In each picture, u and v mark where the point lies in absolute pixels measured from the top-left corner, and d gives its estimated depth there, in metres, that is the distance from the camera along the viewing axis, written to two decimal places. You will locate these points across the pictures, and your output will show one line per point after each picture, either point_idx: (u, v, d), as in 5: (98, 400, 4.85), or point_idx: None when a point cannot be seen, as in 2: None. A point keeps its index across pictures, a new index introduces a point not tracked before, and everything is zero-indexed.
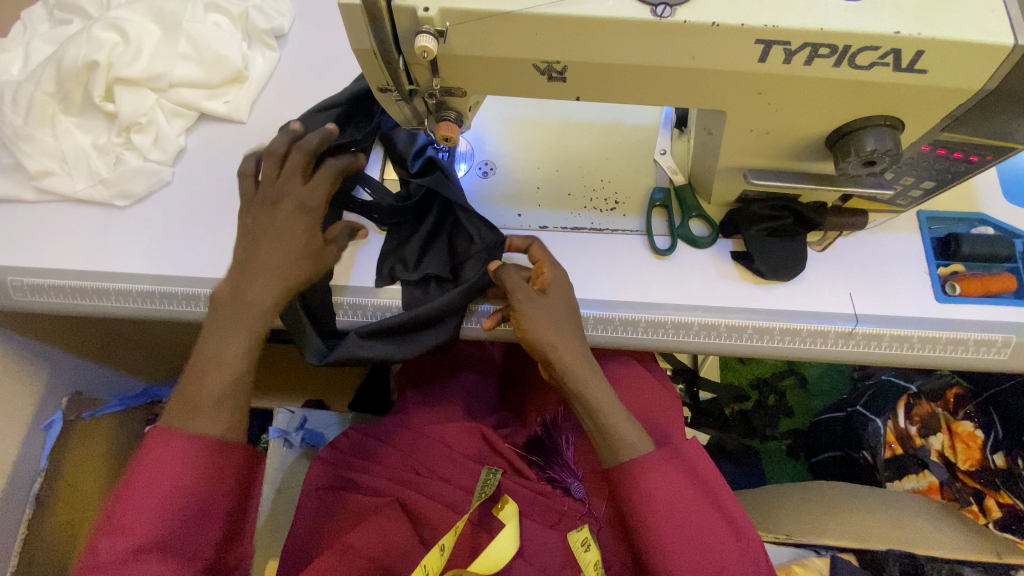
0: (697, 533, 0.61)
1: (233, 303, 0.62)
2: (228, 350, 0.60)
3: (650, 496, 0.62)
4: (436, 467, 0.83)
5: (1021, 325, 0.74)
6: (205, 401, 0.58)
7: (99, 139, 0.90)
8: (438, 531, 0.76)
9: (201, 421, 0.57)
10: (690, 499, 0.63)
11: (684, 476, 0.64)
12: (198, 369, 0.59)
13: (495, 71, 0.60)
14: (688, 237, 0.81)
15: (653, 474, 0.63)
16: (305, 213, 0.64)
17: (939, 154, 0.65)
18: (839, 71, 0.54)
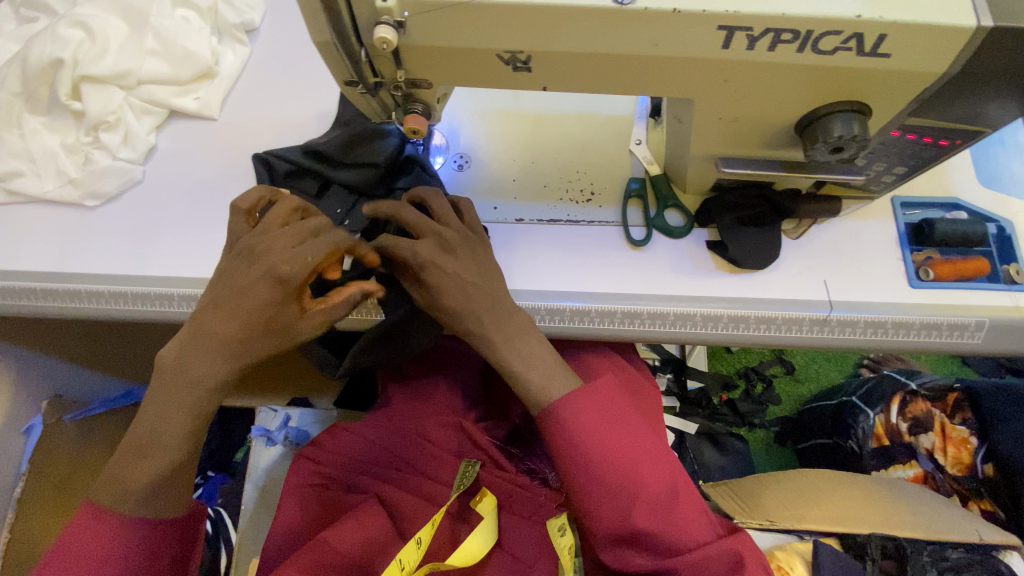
0: (610, 471, 0.63)
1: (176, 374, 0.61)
2: (167, 434, 0.60)
3: (566, 442, 0.64)
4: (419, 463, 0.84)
5: (993, 309, 0.74)
6: (134, 485, 0.60)
7: (67, 138, 0.88)
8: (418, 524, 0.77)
9: (132, 503, 0.60)
10: (606, 439, 0.64)
11: (604, 419, 0.64)
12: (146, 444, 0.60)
13: (459, 61, 0.59)
14: (664, 227, 0.81)
15: (568, 422, 0.64)
16: (280, 287, 0.60)
17: (909, 140, 0.64)
18: (803, 56, 0.54)
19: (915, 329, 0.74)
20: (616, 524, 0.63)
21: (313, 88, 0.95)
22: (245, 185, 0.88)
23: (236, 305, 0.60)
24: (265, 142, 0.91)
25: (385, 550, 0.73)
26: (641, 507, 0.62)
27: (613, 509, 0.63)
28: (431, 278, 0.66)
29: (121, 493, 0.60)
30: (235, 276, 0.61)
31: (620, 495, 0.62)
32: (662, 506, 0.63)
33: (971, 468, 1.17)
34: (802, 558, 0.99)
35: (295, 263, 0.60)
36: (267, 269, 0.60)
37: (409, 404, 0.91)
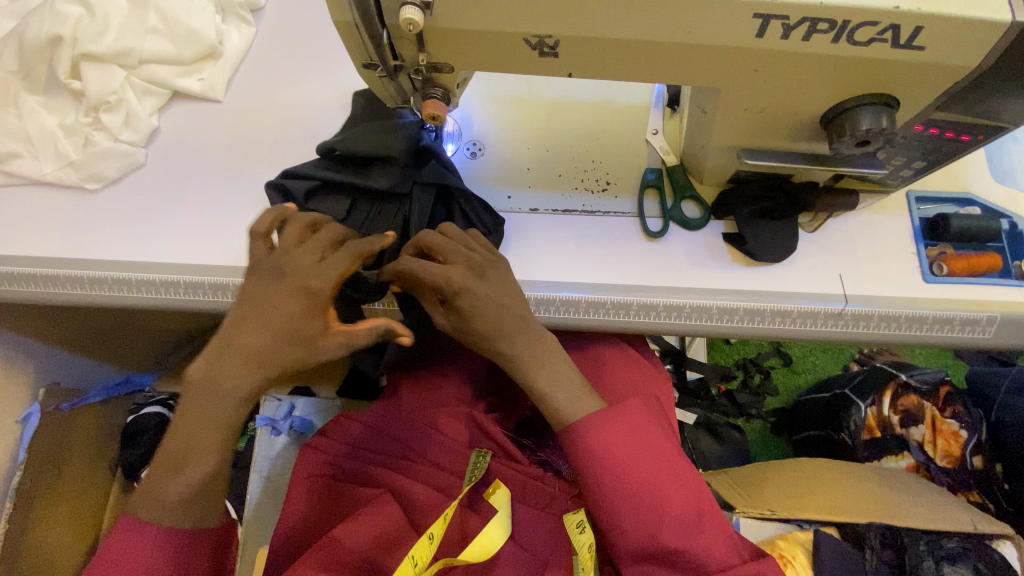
0: (635, 486, 0.64)
1: (205, 391, 0.55)
2: (194, 450, 0.55)
3: (590, 458, 0.65)
4: (432, 455, 0.83)
5: (1004, 304, 0.75)
6: (169, 498, 0.55)
7: (66, 119, 0.85)
8: (430, 515, 0.76)
9: (167, 516, 0.56)
10: (630, 455, 0.65)
11: (628, 433, 0.66)
12: (169, 467, 0.55)
13: (484, 45, 0.57)
14: (681, 219, 0.80)
15: (591, 437, 0.65)
16: (309, 299, 0.58)
17: (932, 134, 0.64)
18: (837, 47, 0.53)
19: (928, 322, 0.74)
20: (642, 540, 0.63)
21: (320, 71, 0.93)
22: (251, 170, 0.86)
23: (261, 315, 0.57)
24: (272, 126, 0.89)
25: (399, 549, 0.72)
26: (667, 524, 0.63)
27: (638, 523, 0.63)
28: (465, 304, 0.64)
29: (155, 507, 0.55)
30: (266, 297, 0.57)
31: (645, 512, 0.63)
32: (688, 524, 0.63)
33: (960, 459, 1.20)
34: (804, 547, 1.02)
35: (324, 277, 0.58)
36: (293, 284, 0.58)
37: (419, 392, 0.91)
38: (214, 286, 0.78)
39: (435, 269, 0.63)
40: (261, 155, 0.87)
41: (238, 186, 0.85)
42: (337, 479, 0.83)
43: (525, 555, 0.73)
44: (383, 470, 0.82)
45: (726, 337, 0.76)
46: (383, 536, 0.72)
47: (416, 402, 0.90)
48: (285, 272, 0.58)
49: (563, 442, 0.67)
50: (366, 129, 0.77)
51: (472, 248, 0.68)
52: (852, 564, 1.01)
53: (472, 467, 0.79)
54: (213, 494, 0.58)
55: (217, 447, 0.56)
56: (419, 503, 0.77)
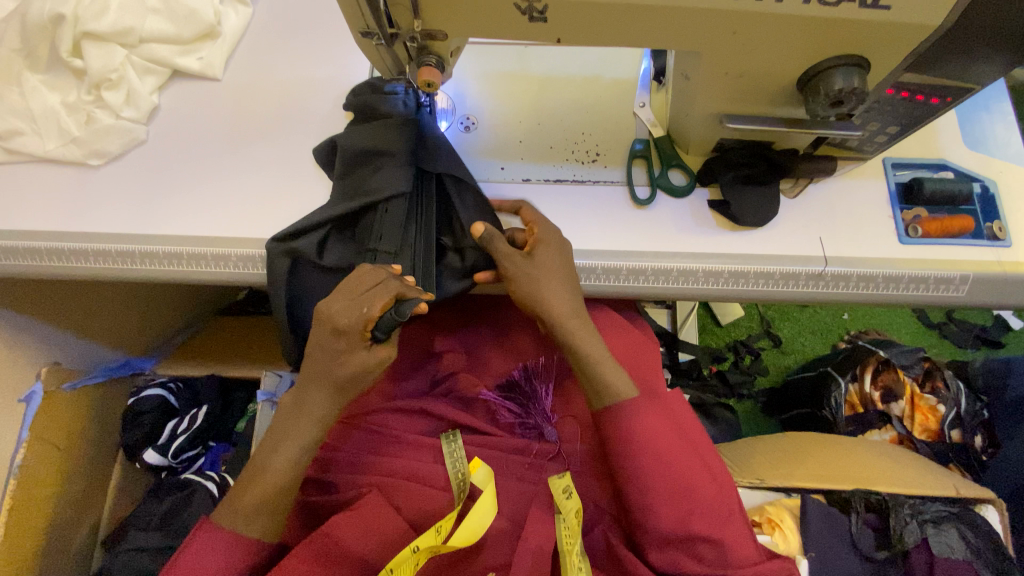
0: (672, 476, 0.70)
1: (294, 412, 0.73)
2: (276, 459, 0.71)
3: (633, 447, 0.72)
4: (409, 437, 0.82)
5: (976, 264, 0.78)
6: (245, 505, 0.69)
7: (68, 97, 0.87)
8: (416, 499, 0.75)
9: (241, 522, 0.69)
10: (673, 444, 0.72)
11: (665, 423, 0.73)
12: (253, 475, 0.71)
13: (477, 10, 0.60)
14: (667, 186, 0.83)
15: (638, 424, 0.72)
16: (341, 337, 0.68)
17: (903, 97, 0.68)
18: (810, 7, 0.56)
19: (903, 282, 0.78)
20: (673, 527, 0.69)
21: (316, 51, 0.95)
22: (251, 146, 0.88)
23: (320, 352, 0.70)
24: (270, 105, 0.91)
25: (391, 539, 0.71)
26: (698, 513, 0.69)
27: (673, 512, 0.69)
28: (520, 291, 0.75)
29: (233, 512, 0.69)
30: (317, 335, 0.70)
31: (680, 502, 0.70)
32: (716, 515, 0.70)
33: (939, 433, 1.27)
34: (790, 512, 1.06)
35: (348, 315, 0.67)
36: (328, 323, 0.69)
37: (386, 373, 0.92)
38: (216, 256, 0.81)
39: (545, 262, 0.74)
40: (261, 132, 0.89)
41: (237, 160, 0.87)
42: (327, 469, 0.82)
43: (505, 525, 0.74)
44: (364, 458, 0.81)
45: (711, 299, 0.80)
46: (374, 529, 0.71)
47: (382, 387, 0.89)
48: (318, 316, 0.69)
49: (610, 431, 0.73)
50: (363, 133, 0.81)
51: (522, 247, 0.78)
52: (839, 529, 1.05)
53: (448, 454, 0.79)
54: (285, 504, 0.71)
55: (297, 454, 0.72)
56: (405, 492, 0.76)
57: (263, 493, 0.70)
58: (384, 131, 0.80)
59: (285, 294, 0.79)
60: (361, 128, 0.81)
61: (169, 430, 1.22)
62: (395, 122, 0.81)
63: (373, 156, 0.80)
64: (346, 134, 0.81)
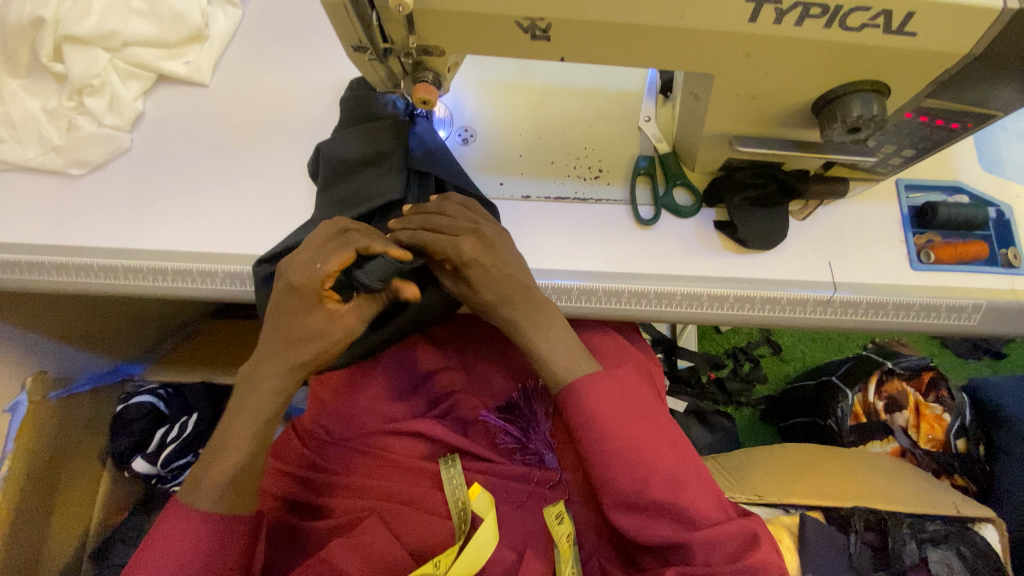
0: (629, 445, 0.65)
1: (246, 389, 0.67)
2: (231, 438, 0.66)
3: (584, 419, 0.67)
4: (405, 460, 0.79)
5: (990, 292, 0.76)
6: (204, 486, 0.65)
7: (49, 103, 0.83)
8: (416, 531, 0.74)
9: (202, 502, 0.64)
10: (627, 415, 0.66)
11: (619, 394, 0.67)
12: (211, 455, 0.66)
13: (476, 27, 0.57)
14: (673, 206, 0.80)
15: (587, 396, 0.67)
16: (299, 293, 0.63)
17: (921, 122, 0.65)
18: (830, 33, 0.53)
19: (914, 310, 0.76)
20: (632, 492, 0.64)
21: (308, 56, 0.91)
22: (240, 155, 0.84)
23: (278, 313, 0.65)
24: (260, 112, 0.87)
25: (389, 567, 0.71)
26: (656, 478, 0.64)
27: (630, 478, 0.64)
28: (474, 275, 0.68)
29: (193, 490, 0.65)
30: (276, 296, 0.65)
31: (637, 468, 0.64)
32: (677, 480, 0.64)
33: (944, 443, 1.25)
34: (789, 531, 1.03)
35: (307, 271, 0.62)
36: (284, 280, 0.64)
37: (378, 389, 0.86)
38: (202, 273, 0.78)
39: (500, 249, 0.69)
40: (250, 141, 0.85)
41: (225, 171, 0.84)
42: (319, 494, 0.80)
43: (507, 555, 0.73)
44: (358, 483, 0.79)
45: (715, 324, 0.78)
46: (373, 553, 0.71)
47: (376, 406, 0.85)
48: (278, 273, 0.65)
49: (562, 403, 0.69)
50: (355, 140, 0.78)
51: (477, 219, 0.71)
52: (840, 548, 1.01)
53: (447, 480, 0.77)
54: (247, 483, 0.66)
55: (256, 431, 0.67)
56: (404, 518, 0.75)
57: (222, 475, 0.65)
58: (378, 136, 0.78)
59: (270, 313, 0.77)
60: (352, 135, 0.79)
61: (157, 439, 1.19)
62: (389, 126, 0.79)
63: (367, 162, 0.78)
64: (334, 142, 0.79)
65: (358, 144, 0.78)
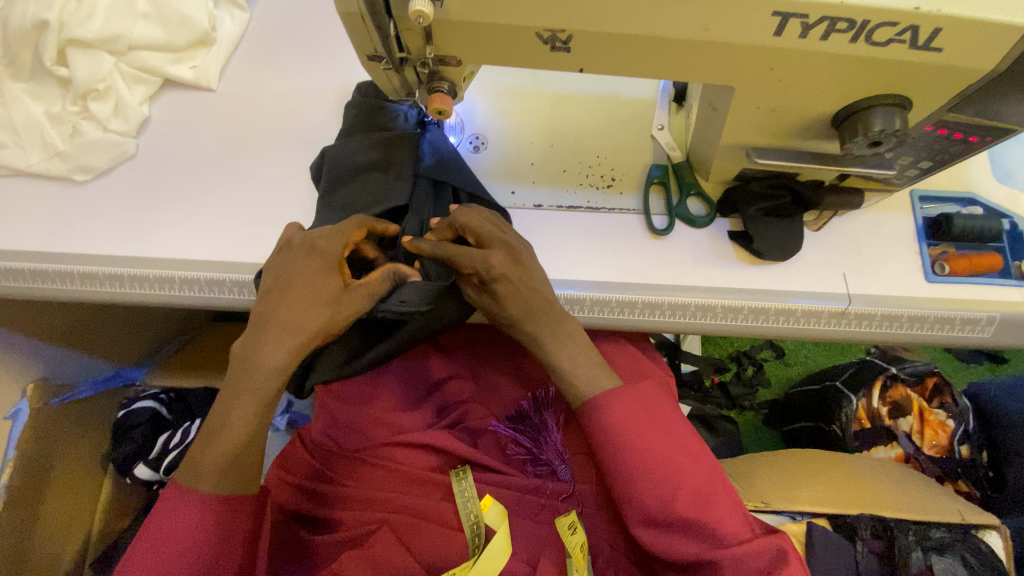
0: (654, 463, 0.64)
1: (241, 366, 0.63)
2: (233, 413, 0.62)
3: (607, 435, 0.66)
4: (417, 471, 0.78)
5: (1005, 305, 0.75)
6: (204, 467, 0.61)
7: (52, 107, 0.82)
8: (428, 542, 0.73)
9: (206, 482, 0.61)
10: (650, 431, 0.66)
11: (643, 411, 0.67)
12: (209, 433, 0.63)
13: (494, 38, 0.56)
14: (686, 216, 0.80)
15: (610, 413, 0.66)
16: (321, 258, 0.65)
17: (941, 135, 0.64)
18: (855, 47, 0.52)
19: (928, 322, 0.75)
20: (657, 510, 0.64)
21: (316, 61, 0.90)
22: (248, 161, 0.83)
23: (287, 280, 0.64)
24: (267, 117, 0.86)
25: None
26: (682, 495, 0.63)
27: (655, 495, 0.64)
28: (501, 288, 0.66)
29: (193, 472, 0.62)
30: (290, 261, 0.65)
31: (662, 486, 0.64)
32: (702, 496, 0.64)
33: (948, 449, 1.24)
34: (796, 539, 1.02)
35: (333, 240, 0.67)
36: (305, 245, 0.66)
37: (388, 399, 0.85)
38: (210, 282, 0.77)
39: (523, 263, 0.68)
40: (258, 147, 0.84)
41: (232, 177, 0.82)
42: (327, 505, 0.79)
43: (519, 568, 0.72)
44: (368, 494, 0.78)
45: (728, 336, 0.77)
46: (385, 566, 0.70)
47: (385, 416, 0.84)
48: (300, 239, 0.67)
49: (584, 419, 0.68)
50: (366, 146, 0.78)
51: (502, 229, 0.70)
52: (846, 558, 1.00)
53: (458, 492, 0.76)
54: (247, 461, 0.63)
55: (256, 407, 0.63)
56: (416, 531, 0.74)
57: (225, 451, 0.62)
58: (390, 142, 0.78)
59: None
60: (363, 141, 0.78)
61: (160, 445, 1.17)
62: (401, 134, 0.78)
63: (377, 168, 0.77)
64: (341, 148, 0.78)
65: (369, 151, 0.78)
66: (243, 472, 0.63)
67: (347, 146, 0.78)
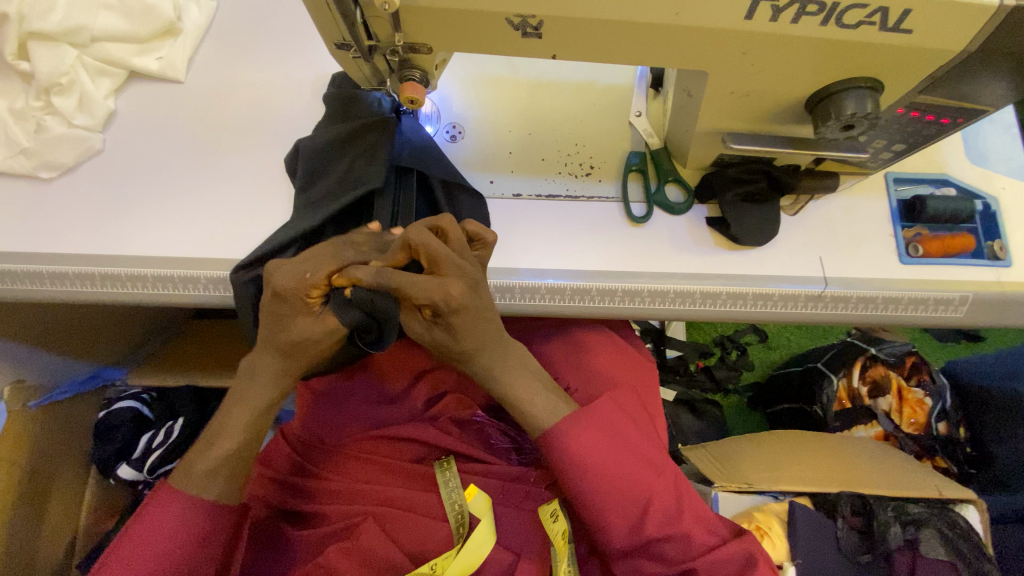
0: (623, 490, 0.64)
1: (246, 380, 0.64)
2: (228, 425, 0.63)
3: (573, 469, 0.64)
4: (399, 464, 0.79)
5: (977, 284, 0.77)
6: (197, 470, 0.62)
7: (15, 102, 0.79)
8: (411, 533, 0.73)
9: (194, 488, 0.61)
10: (616, 457, 0.64)
11: (606, 436, 0.65)
12: (206, 443, 0.63)
13: (465, 22, 0.55)
14: (664, 203, 0.80)
15: (573, 445, 0.64)
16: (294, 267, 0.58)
17: (912, 117, 0.64)
18: (827, 30, 0.52)
19: (903, 303, 0.76)
20: (630, 535, 0.64)
21: (289, 50, 0.88)
22: (221, 155, 0.81)
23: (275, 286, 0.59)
24: (239, 110, 0.84)
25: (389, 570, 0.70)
26: (654, 517, 0.64)
27: (627, 521, 0.64)
28: (459, 323, 0.58)
29: (187, 476, 0.62)
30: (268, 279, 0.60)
31: (632, 510, 0.64)
32: (669, 513, 0.65)
33: (926, 426, 1.27)
34: (779, 518, 1.04)
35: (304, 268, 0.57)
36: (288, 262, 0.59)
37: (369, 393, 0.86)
38: (184, 279, 0.75)
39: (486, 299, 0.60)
40: (229, 139, 0.82)
41: (203, 171, 0.80)
42: (312, 499, 0.79)
43: (505, 555, 0.73)
44: (351, 487, 0.78)
45: (708, 321, 0.78)
46: (371, 556, 0.70)
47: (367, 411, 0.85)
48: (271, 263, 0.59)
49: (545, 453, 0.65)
50: (339, 138, 0.76)
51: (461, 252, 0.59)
52: (826, 532, 1.03)
53: (442, 482, 0.76)
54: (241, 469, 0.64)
55: (251, 423, 0.64)
56: (401, 522, 0.74)
57: (216, 461, 0.62)
58: (364, 133, 0.76)
59: (252, 315, 0.75)
60: (336, 132, 0.76)
61: (143, 445, 1.17)
62: (375, 125, 0.77)
63: (350, 160, 0.76)
64: (318, 140, 0.76)
65: (344, 143, 0.76)
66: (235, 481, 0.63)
67: (320, 139, 0.76)
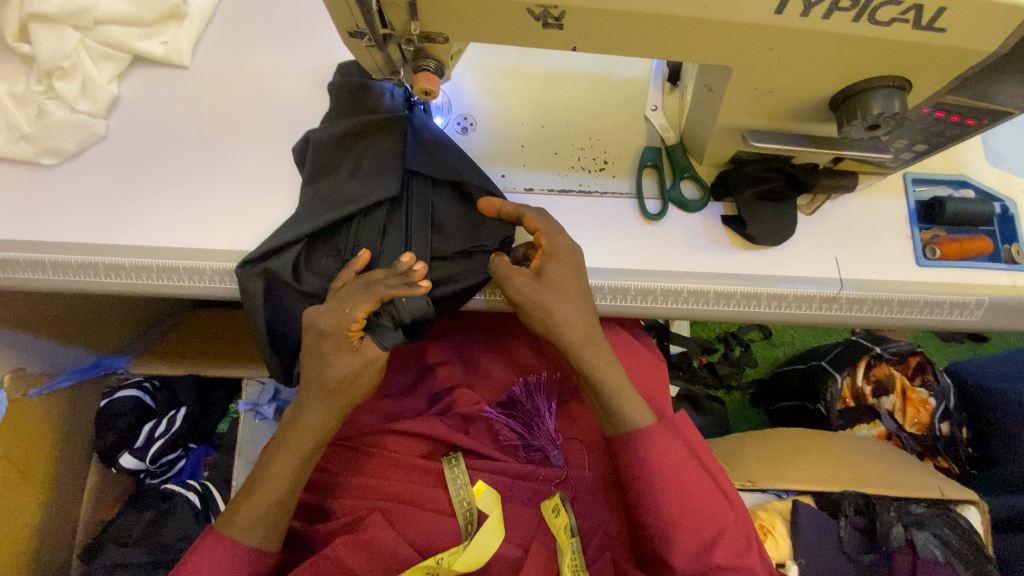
0: (697, 506, 0.66)
1: (290, 425, 0.68)
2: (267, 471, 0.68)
3: (649, 474, 0.66)
4: (410, 459, 0.79)
5: (994, 288, 0.76)
6: (239, 517, 0.66)
7: (15, 86, 0.78)
8: (422, 528, 0.73)
9: (237, 531, 0.65)
10: (691, 473, 0.67)
11: (682, 449, 0.68)
12: (248, 488, 0.67)
13: (485, 12, 0.53)
14: (680, 200, 0.78)
15: (652, 450, 0.66)
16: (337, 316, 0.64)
17: (937, 118, 0.63)
18: (857, 27, 0.51)
19: (918, 306, 0.76)
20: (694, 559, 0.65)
21: (297, 37, 0.86)
22: (226, 143, 0.80)
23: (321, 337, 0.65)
24: (245, 97, 0.82)
25: (401, 567, 0.70)
26: (722, 544, 0.65)
27: (695, 543, 0.65)
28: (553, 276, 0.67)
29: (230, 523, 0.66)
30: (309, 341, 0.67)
31: (704, 532, 0.65)
32: (737, 545, 0.66)
33: (929, 426, 1.26)
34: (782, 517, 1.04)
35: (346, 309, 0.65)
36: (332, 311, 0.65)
37: None
38: (190, 270, 0.74)
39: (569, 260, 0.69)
40: (235, 128, 0.80)
41: (208, 159, 0.79)
42: (324, 493, 0.79)
43: (512, 551, 0.73)
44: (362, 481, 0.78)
45: (720, 321, 0.77)
46: (382, 552, 0.70)
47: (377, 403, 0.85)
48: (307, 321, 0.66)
49: (621, 452, 0.68)
50: (348, 127, 0.74)
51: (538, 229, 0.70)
52: (829, 532, 1.03)
53: (451, 478, 0.76)
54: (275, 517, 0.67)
55: (294, 468, 0.68)
56: (412, 518, 0.73)
57: (257, 506, 0.66)
58: (377, 124, 0.75)
59: (257, 309, 0.73)
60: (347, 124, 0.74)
61: (145, 434, 1.17)
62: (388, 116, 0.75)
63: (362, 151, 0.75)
64: (329, 132, 0.74)
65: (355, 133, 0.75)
66: (275, 521, 0.67)
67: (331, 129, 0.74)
